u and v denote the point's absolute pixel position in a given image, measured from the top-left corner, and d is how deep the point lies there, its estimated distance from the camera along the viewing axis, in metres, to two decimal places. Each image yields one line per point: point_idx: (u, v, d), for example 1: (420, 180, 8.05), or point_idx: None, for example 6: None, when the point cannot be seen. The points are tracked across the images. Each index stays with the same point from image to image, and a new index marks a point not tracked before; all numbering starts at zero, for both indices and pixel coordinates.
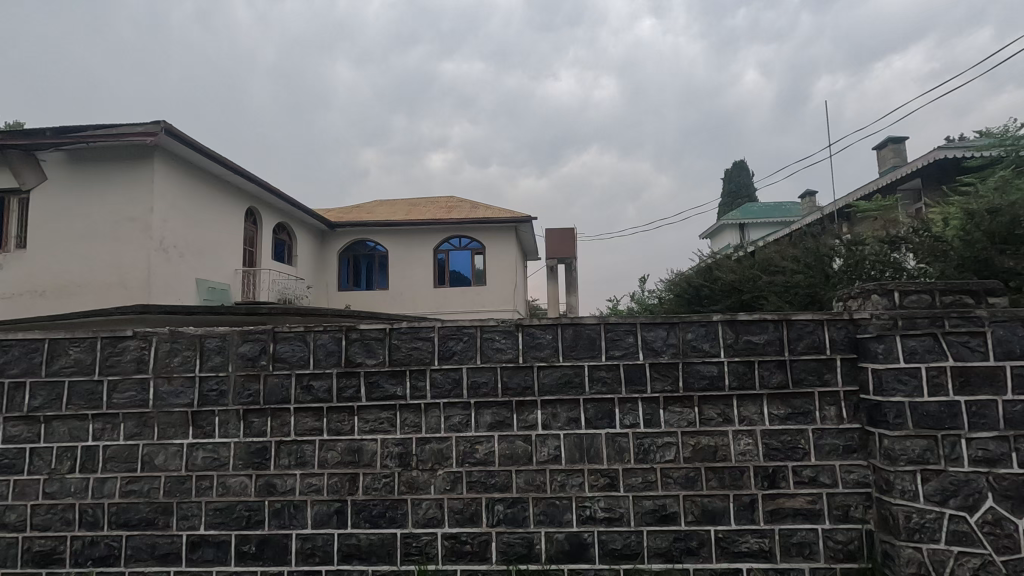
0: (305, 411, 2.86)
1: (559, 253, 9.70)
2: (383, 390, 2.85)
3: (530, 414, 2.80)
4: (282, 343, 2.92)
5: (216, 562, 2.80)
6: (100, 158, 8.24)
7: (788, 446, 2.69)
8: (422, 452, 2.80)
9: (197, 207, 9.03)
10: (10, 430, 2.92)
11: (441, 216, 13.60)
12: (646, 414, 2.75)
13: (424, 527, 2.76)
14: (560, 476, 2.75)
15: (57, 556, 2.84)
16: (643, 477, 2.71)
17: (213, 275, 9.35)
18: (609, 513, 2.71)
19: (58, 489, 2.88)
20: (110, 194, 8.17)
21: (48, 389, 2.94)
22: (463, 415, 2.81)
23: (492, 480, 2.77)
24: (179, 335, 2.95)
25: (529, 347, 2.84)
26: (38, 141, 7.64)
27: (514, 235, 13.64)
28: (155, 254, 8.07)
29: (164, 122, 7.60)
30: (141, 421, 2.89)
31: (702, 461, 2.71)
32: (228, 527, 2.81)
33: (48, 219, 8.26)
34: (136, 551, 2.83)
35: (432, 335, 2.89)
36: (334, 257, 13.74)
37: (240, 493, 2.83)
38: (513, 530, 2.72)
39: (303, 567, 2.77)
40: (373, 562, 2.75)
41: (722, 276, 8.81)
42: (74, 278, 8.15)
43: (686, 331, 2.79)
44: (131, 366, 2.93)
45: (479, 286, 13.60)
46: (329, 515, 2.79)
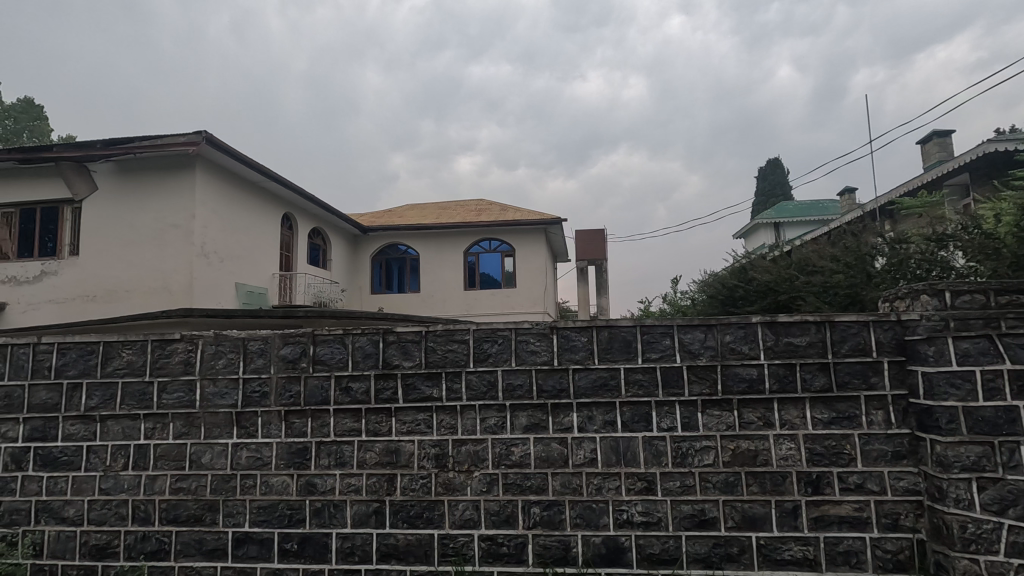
0: (344, 412, 2.92)
1: (589, 254, 9.65)
2: (420, 392, 2.89)
3: (566, 417, 2.79)
4: (322, 345, 2.99)
5: (260, 559, 2.88)
6: (146, 167, 8.58)
7: (833, 451, 2.61)
8: (459, 453, 2.83)
9: (236, 214, 9.32)
10: (68, 428, 3.07)
11: (470, 219, 13.69)
12: (683, 417, 2.71)
13: (461, 528, 2.78)
14: (596, 479, 2.73)
15: (112, 550, 2.97)
16: (681, 481, 2.68)
17: (251, 279, 9.62)
18: (647, 517, 2.68)
19: (113, 485, 3.01)
20: (155, 202, 8.50)
21: (103, 389, 3.08)
22: (500, 417, 2.83)
23: (528, 482, 2.77)
24: (224, 338, 3.05)
25: (564, 349, 2.84)
26: (89, 153, 8.02)
27: (543, 238, 13.63)
28: (196, 260, 8.35)
29: (205, 132, 7.87)
30: (188, 421, 3.00)
31: (742, 466, 2.65)
32: (271, 525, 2.89)
33: (99, 227, 8.64)
34: (185, 546, 2.93)
35: (467, 337, 2.91)
36: (367, 261, 13.98)
37: (282, 492, 2.91)
38: (550, 532, 2.72)
39: (343, 565, 2.82)
40: (411, 562, 2.79)
41: (758, 276, 8.68)
42: (122, 283, 8.50)
43: (724, 333, 2.75)
44: (179, 368, 3.05)
45: (508, 288, 13.61)
46: (368, 515, 2.84)
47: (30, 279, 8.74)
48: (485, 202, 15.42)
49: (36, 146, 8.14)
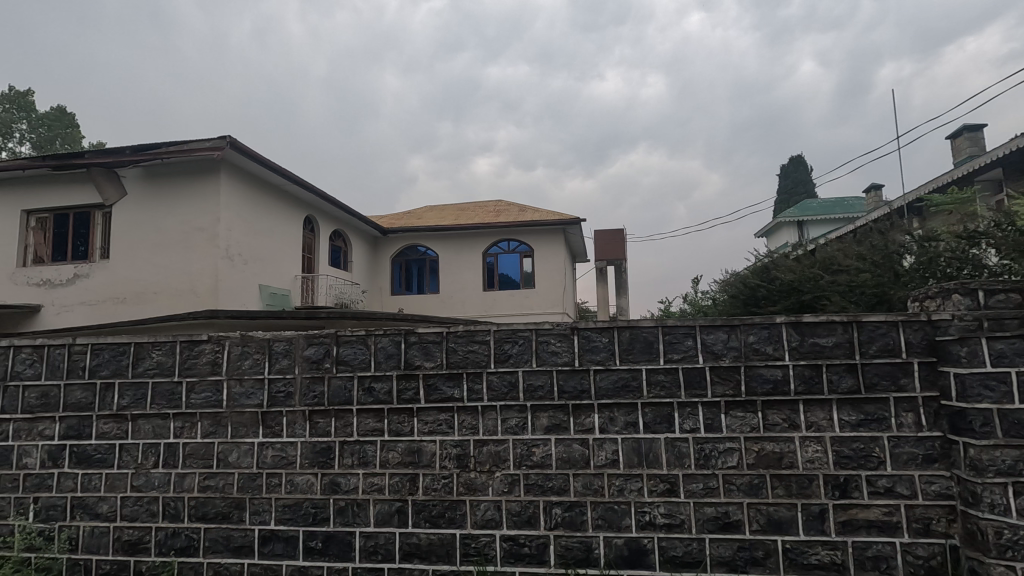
0: (367, 412, 2.95)
1: (608, 254, 9.60)
2: (441, 392, 2.91)
3: (587, 418, 2.78)
4: (345, 346, 3.03)
5: (285, 557, 2.92)
6: (172, 172, 8.78)
7: (861, 454, 2.56)
8: (480, 454, 2.84)
9: (260, 217, 9.49)
10: (102, 427, 3.16)
11: (489, 220, 13.73)
12: (706, 419, 2.69)
13: (483, 529, 2.79)
14: (618, 481, 2.72)
15: (143, 545, 3.05)
16: (704, 483, 2.65)
17: (274, 281, 9.79)
18: (670, 519, 2.65)
19: (144, 482, 3.09)
20: (181, 206, 8.70)
21: (134, 389, 3.16)
22: (521, 418, 2.83)
23: (549, 483, 2.77)
24: (249, 339, 3.11)
25: (585, 350, 2.83)
26: (118, 159, 8.25)
27: (562, 238, 13.60)
28: (221, 262, 8.52)
29: (229, 137, 8.04)
30: (215, 420, 3.07)
31: (767, 468, 2.62)
32: (296, 523, 2.94)
33: (128, 231, 8.87)
34: (213, 542, 2.99)
35: (488, 338, 2.93)
36: (388, 262, 14.09)
37: (307, 491, 2.95)
38: (571, 533, 2.72)
39: (367, 563, 2.85)
40: (433, 561, 2.81)
41: (781, 276, 8.57)
42: (149, 285, 8.70)
43: (748, 334, 2.71)
44: (207, 368, 3.11)
45: (527, 289, 13.61)
46: (391, 514, 2.87)
47: (63, 282, 9.01)
48: (504, 203, 15.44)
49: (69, 154, 8.40)
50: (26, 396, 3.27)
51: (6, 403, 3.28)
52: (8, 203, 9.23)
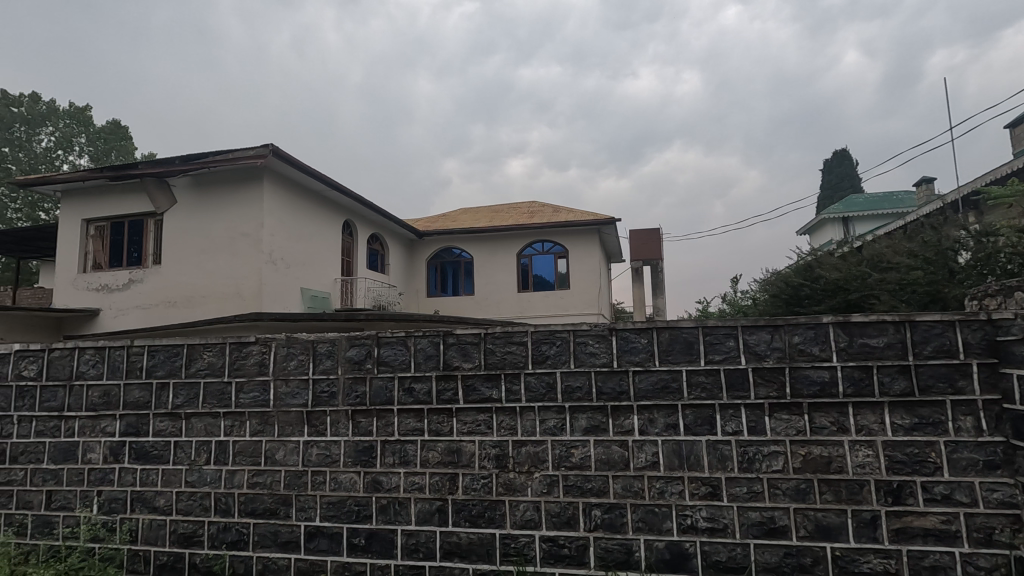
0: (407, 412, 3.01)
1: (644, 254, 9.49)
2: (480, 393, 2.94)
3: (627, 419, 2.76)
4: (385, 347, 3.09)
5: (330, 553, 3.00)
6: (219, 180, 9.13)
7: (916, 459, 2.46)
8: (519, 454, 2.85)
9: (301, 222, 9.77)
10: (158, 424, 3.32)
11: (524, 221, 13.75)
12: (749, 421, 2.63)
13: (522, 529, 2.80)
14: (659, 483, 2.69)
15: (197, 538, 3.18)
16: (748, 487, 2.59)
17: (314, 284, 10.05)
18: (712, 524, 2.61)
19: (197, 478, 3.23)
20: (227, 212, 9.04)
21: (187, 389, 3.31)
22: (559, 419, 2.83)
23: (589, 484, 2.76)
24: (294, 341, 3.20)
25: (624, 351, 2.81)
26: (169, 169, 8.63)
27: (597, 238, 13.51)
28: (264, 266, 8.81)
29: (271, 145, 8.30)
30: (263, 419, 3.18)
31: (814, 473, 2.54)
32: (340, 520, 3.01)
33: (178, 237, 9.26)
34: (262, 537, 3.10)
35: (525, 339, 2.94)
36: (423, 264, 14.27)
37: (350, 489, 3.02)
38: (611, 536, 2.70)
39: (408, 561, 2.90)
40: (473, 560, 2.83)
41: (826, 275, 8.42)
42: (198, 289, 9.06)
43: (793, 334, 2.64)
44: (255, 369, 3.23)
45: (562, 290, 13.57)
46: (431, 513, 2.91)
47: (120, 286, 9.48)
48: (538, 205, 15.44)
49: (124, 165, 8.84)
50: (89, 395, 3.46)
51: (72, 401, 3.48)
52: (69, 214, 9.79)
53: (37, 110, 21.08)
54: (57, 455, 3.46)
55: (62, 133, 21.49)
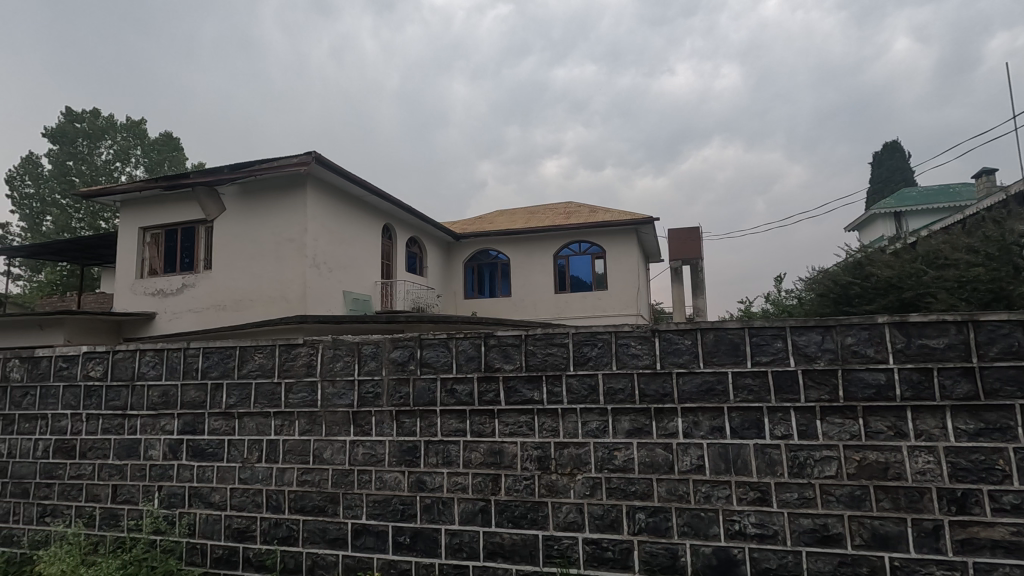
0: (450, 413, 3.05)
1: (682, 254, 9.35)
2: (521, 395, 2.95)
3: (670, 422, 2.72)
4: (428, 349, 3.14)
5: (376, 550, 3.07)
6: (265, 187, 9.45)
7: (982, 467, 2.33)
8: (561, 456, 2.85)
9: (342, 226, 10.02)
10: (213, 423, 3.47)
11: (560, 222, 13.71)
12: (800, 425, 2.55)
13: (565, 531, 2.79)
14: (705, 487, 2.64)
15: (250, 533, 3.30)
16: (799, 493, 2.52)
17: (356, 287, 10.28)
18: (761, 530, 2.54)
19: (250, 475, 3.35)
20: (273, 218, 9.36)
21: (240, 389, 3.44)
22: (602, 421, 2.82)
23: (632, 487, 2.73)
24: (340, 342, 3.29)
25: (667, 353, 2.77)
26: (218, 177, 8.99)
27: (635, 238, 13.36)
28: (308, 270, 9.07)
29: (314, 152, 8.55)
30: (311, 418, 3.27)
31: (870, 479, 2.44)
32: (386, 519, 3.08)
33: (227, 244, 9.64)
34: (311, 533, 3.19)
35: (566, 341, 2.93)
36: (461, 267, 14.39)
37: (395, 488, 3.09)
38: (656, 540, 2.66)
39: (452, 560, 2.94)
40: (516, 561, 2.85)
41: (877, 272, 8.24)
42: (246, 293, 9.40)
43: (845, 335, 2.54)
44: (303, 370, 3.33)
45: (600, 291, 13.46)
46: (475, 513, 2.94)
47: (174, 290, 9.93)
48: (574, 206, 15.38)
49: (176, 175, 9.25)
50: (150, 394, 3.64)
51: (134, 400, 3.67)
52: (128, 222, 10.32)
53: (97, 125, 22.30)
54: (122, 451, 3.65)
55: (120, 146, 22.70)
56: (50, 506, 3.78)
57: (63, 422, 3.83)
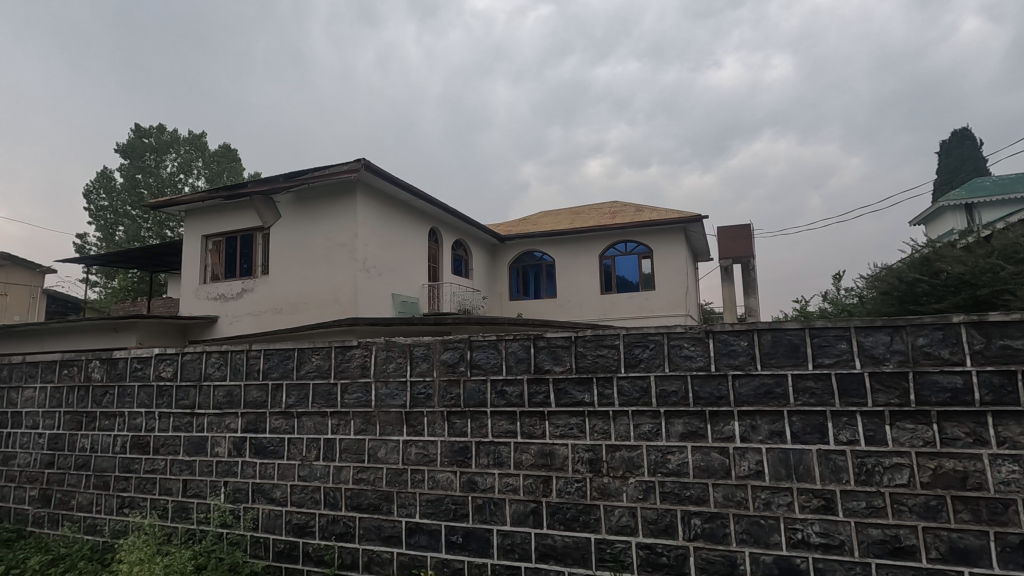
0: (501, 415, 3.06)
1: (733, 252, 9.04)
2: (571, 396, 2.94)
3: (727, 426, 2.65)
4: (478, 351, 3.17)
5: (429, 549, 3.12)
6: (317, 195, 9.78)
7: None
8: (613, 459, 2.82)
9: (391, 230, 10.26)
10: (273, 423, 3.62)
11: (606, 222, 13.56)
12: (867, 430, 2.43)
13: (618, 534, 2.76)
14: (764, 494, 2.55)
15: (310, 529, 3.42)
16: (867, 502, 2.40)
17: (404, 289, 10.50)
18: (826, 539, 2.43)
19: (309, 473, 3.47)
20: (325, 224, 9.67)
21: (298, 390, 3.58)
22: (654, 424, 2.77)
23: (687, 492, 2.67)
24: (393, 344, 3.37)
25: (722, 354, 2.69)
26: (274, 186, 9.37)
27: (683, 236, 13.07)
28: (359, 274, 9.34)
29: (363, 159, 8.80)
30: (366, 418, 3.37)
31: (947, 489, 2.30)
32: (438, 518, 3.12)
33: (283, 249, 10.03)
34: (367, 531, 3.28)
35: (617, 342, 2.90)
36: (506, 269, 14.45)
37: (447, 487, 3.13)
38: (713, 546, 2.59)
39: (504, 561, 2.96)
40: (568, 564, 2.83)
41: (946, 269, 7.90)
42: (300, 296, 9.76)
43: (916, 336, 2.40)
44: (358, 370, 3.43)
45: (647, 291, 13.23)
46: (526, 514, 2.94)
47: (234, 295, 10.42)
48: (619, 205, 15.18)
49: (236, 185, 9.70)
50: (215, 394, 3.83)
51: (201, 400, 3.87)
52: (192, 231, 10.91)
53: (162, 140, 23.66)
54: (191, 448, 3.86)
55: (184, 158, 24.01)
56: (129, 498, 4.03)
57: (138, 420, 4.09)
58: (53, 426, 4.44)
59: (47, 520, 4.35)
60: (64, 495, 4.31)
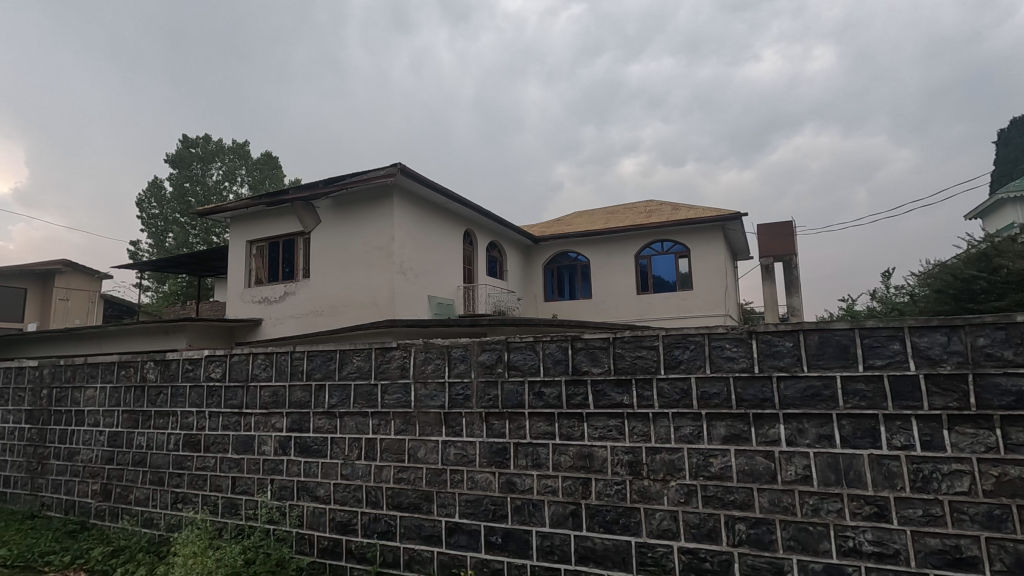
0: (539, 416, 3.07)
1: (775, 250, 8.80)
2: (610, 398, 2.92)
3: (772, 429, 2.58)
4: (515, 352, 3.18)
5: (469, 549, 3.14)
6: (355, 199, 10.00)
7: None
8: (653, 461, 2.78)
9: (426, 233, 10.40)
10: (317, 422, 3.72)
11: (641, 221, 13.39)
12: (923, 435, 2.33)
13: (659, 538, 2.72)
14: (812, 500, 2.47)
15: (352, 527, 3.50)
16: (924, 510, 2.30)
17: (439, 291, 10.62)
18: (880, 548, 2.34)
19: (351, 472, 3.55)
20: (363, 228, 9.88)
21: (341, 390, 3.66)
22: (696, 426, 2.72)
23: (730, 496, 2.61)
24: (431, 346, 3.41)
25: (766, 355, 2.62)
26: (314, 192, 9.62)
27: (721, 235, 12.79)
28: (396, 276, 9.49)
29: (399, 164, 8.95)
30: (406, 418, 3.42)
31: (1012, 498, 2.18)
32: (478, 518, 3.15)
33: (323, 253, 10.29)
34: (408, 529, 3.33)
35: (656, 343, 2.86)
36: (541, 269, 14.44)
37: (486, 488, 3.15)
38: (759, 552, 2.53)
39: (544, 562, 2.95)
40: (608, 566, 2.81)
41: (1006, 265, 7.54)
42: (339, 299, 9.99)
43: (975, 336, 2.28)
44: (398, 371, 3.49)
45: (684, 290, 13.01)
46: (565, 516, 2.93)
47: (277, 298, 10.75)
48: (655, 204, 14.97)
49: (278, 192, 10.00)
50: (262, 394, 3.97)
51: (249, 399, 4.01)
52: (237, 237, 11.31)
53: (209, 149, 24.62)
54: (239, 446, 4.00)
55: (228, 167, 24.92)
56: (182, 493, 4.21)
57: (190, 418, 4.26)
58: (113, 424, 4.68)
59: (108, 513, 4.59)
60: (123, 490, 4.53)
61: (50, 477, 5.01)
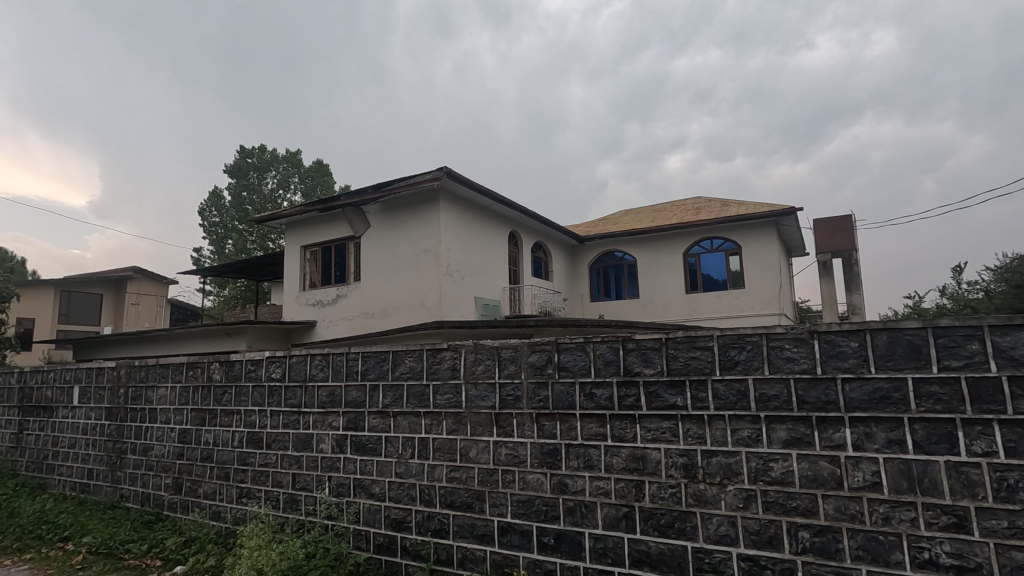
0: (590, 417, 3.05)
1: (832, 245, 8.43)
2: (664, 399, 2.87)
3: (837, 433, 2.47)
4: (565, 353, 3.17)
5: (522, 549, 3.16)
6: (403, 204, 10.22)
7: None
8: (710, 464, 2.71)
9: (472, 235, 10.51)
10: (372, 421, 3.82)
11: (689, 219, 13.07)
12: (1006, 441, 2.17)
13: (717, 544, 2.65)
14: (883, 508, 2.35)
15: (407, 524, 3.57)
16: (1009, 521, 2.15)
17: (485, 292, 10.71)
18: (959, 560, 2.20)
19: (404, 470, 3.63)
20: (411, 231, 10.09)
21: (394, 390, 3.75)
22: (754, 430, 2.64)
23: (793, 502, 2.52)
24: (481, 347, 3.45)
25: (829, 356, 2.51)
26: (364, 197, 9.89)
27: (774, 231, 12.34)
28: (443, 278, 9.65)
29: (445, 167, 9.09)
30: (457, 419, 3.47)
31: None
32: (530, 519, 3.15)
33: (373, 257, 10.56)
34: (460, 528, 3.37)
35: (711, 344, 2.78)
36: (586, 269, 14.32)
37: (538, 488, 3.15)
38: (824, 561, 2.42)
39: (597, 564, 2.93)
40: (664, 571, 2.76)
41: None
42: (389, 301, 10.23)
43: None
44: (448, 372, 3.55)
45: (736, 289, 12.62)
46: (619, 518, 2.90)
47: (330, 301, 11.11)
48: (703, 201, 14.59)
49: (330, 198, 10.34)
50: (319, 394, 4.11)
51: (307, 399, 4.17)
52: (292, 243, 11.75)
53: (264, 159, 25.73)
54: (299, 444, 4.16)
55: (282, 175, 25.97)
56: (247, 488, 4.41)
57: (253, 417, 4.46)
58: (182, 422, 4.96)
59: (179, 506, 4.86)
60: (193, 483, 4.79)
61: (128, 471, 5.36)
